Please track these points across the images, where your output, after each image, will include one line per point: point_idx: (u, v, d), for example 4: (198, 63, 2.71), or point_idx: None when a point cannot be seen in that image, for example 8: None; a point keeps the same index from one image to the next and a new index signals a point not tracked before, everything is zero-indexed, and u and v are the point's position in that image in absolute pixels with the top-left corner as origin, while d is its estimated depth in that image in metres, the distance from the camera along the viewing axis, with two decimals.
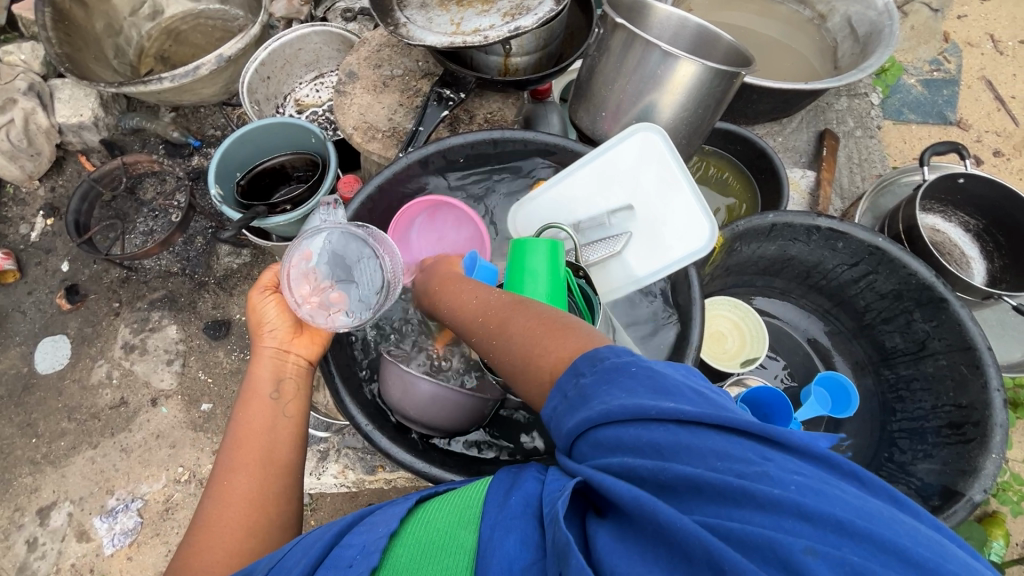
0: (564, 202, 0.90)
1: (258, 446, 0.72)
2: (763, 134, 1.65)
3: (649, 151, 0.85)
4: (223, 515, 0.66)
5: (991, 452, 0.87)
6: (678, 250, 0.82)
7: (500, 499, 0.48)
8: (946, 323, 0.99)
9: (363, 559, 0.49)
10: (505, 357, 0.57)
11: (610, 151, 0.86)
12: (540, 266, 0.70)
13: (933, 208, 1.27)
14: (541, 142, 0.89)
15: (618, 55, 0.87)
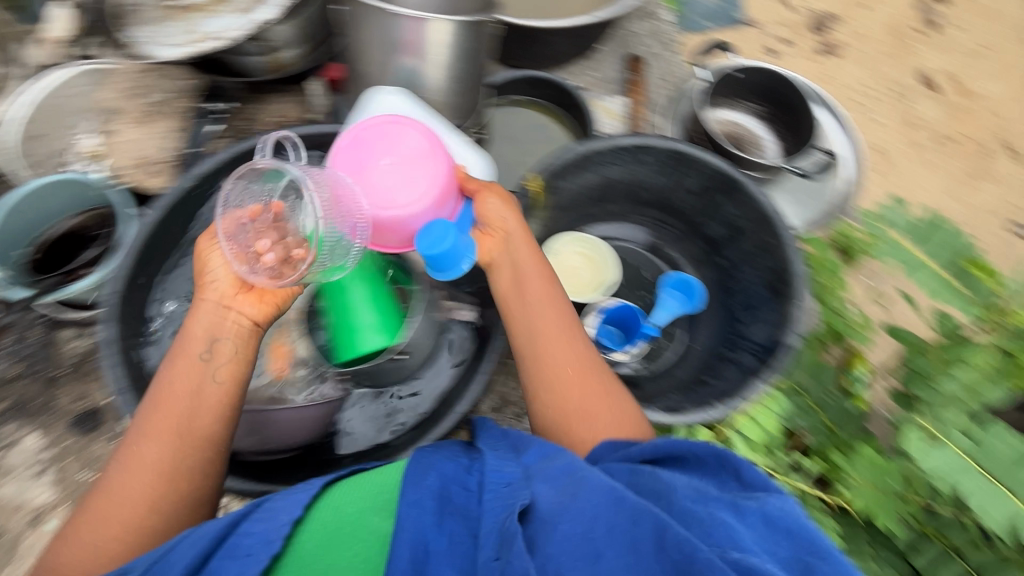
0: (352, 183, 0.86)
1: (172, 421, 0.78)
2: (578, 72, 1.71)
3: (398, 109, 0.90)
4: (138, 476, 0.76)
5: (797, 301, 1.01)
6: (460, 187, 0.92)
7: (418, 479, 0.73)
8: (745, 202, 1.11)
9: (260, 548, 0.65)
10: (587, 401, 0.84)
11: (363, 120, 0.88)
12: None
13: (723, 103, 1.38)
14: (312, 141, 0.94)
15: (368, 26, 0.85)
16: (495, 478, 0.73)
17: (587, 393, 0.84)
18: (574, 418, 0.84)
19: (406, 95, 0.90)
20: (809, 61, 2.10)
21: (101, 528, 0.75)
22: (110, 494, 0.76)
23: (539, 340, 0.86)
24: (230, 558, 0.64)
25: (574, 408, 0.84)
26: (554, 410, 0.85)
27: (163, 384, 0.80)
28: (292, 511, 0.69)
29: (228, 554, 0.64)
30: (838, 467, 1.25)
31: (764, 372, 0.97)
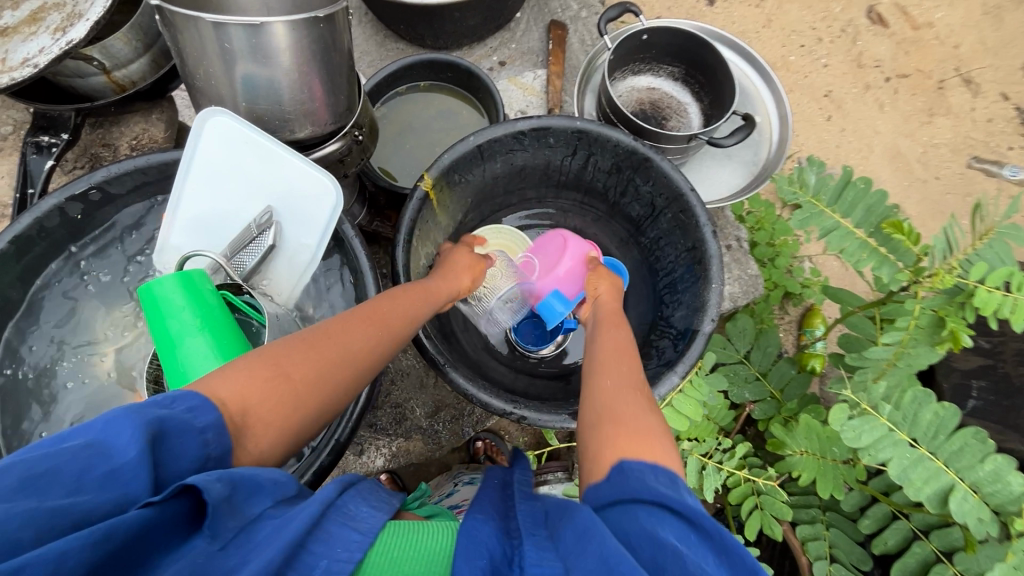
0: (190, 226, 0.82)
1: (363, 355, 0.70)
2: (496, 46, 1.60)
3: (229, 135, 0.82)
4: (285, 369, 0.61)
5: (712, 283, 0.95)
6: (317, 212, 0.84)
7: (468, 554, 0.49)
8: (658, 179, 1.04)
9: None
10: (609, 405, 0.73)
11: (197, 152, 0.81)
12: (177, 299, 0.70)
13: (641, 69, 1.29)
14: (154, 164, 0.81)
15: (190, 34, 0.75)
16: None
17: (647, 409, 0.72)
18: (618, 426, 0.67)
19: (238, 117, 0.82)
20: (749, 6, 1.99)
21: (238, 382, 0.57)
22: (264, 362, 0.60)
23: (608, 358, 0.85)
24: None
25: (636, 421, 0.68)
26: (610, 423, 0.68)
27: (376, 307, 0.76)
28: (350, 551, 0.48)
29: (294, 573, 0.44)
30: (780, 439, 1.21)
31: (679, 361, 0.92)
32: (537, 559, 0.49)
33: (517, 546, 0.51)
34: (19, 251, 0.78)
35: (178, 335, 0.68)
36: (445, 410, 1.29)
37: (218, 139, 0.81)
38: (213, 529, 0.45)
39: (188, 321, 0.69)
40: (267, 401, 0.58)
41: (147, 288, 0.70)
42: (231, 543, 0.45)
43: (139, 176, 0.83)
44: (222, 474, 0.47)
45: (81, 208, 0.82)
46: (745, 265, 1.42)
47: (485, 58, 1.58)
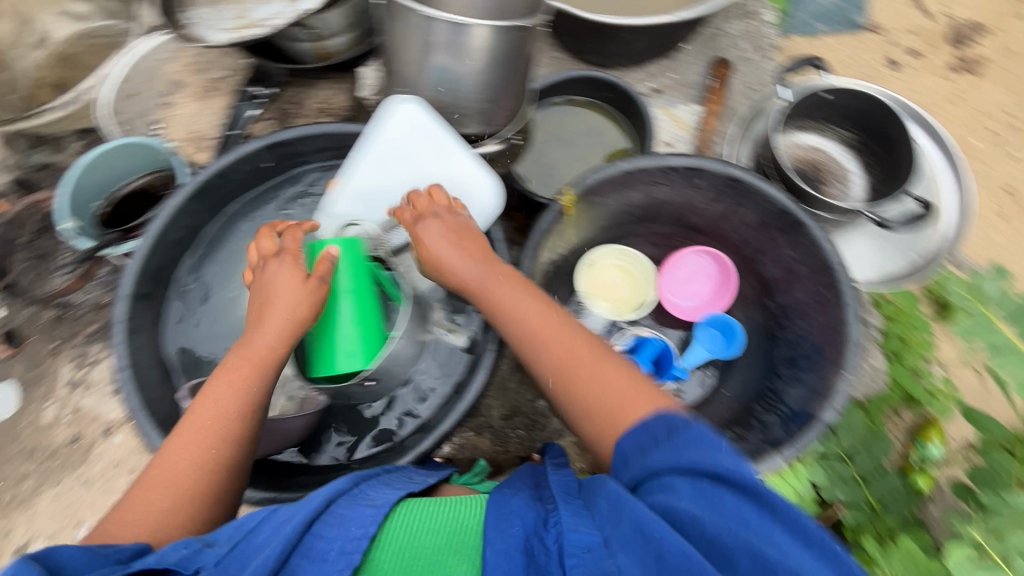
0: (357, 194, 0.91)
1: (221, 415, 0.72)
2: (655, 72, 1.58)
3: (413, 122, 0.89)
4: (169, 474, 0.70)
5: (844, 371, 0.87)
6: (469, 210, 0.91)
7: (502, 525, 0.66)
8: (806, 247, 0.98)
9: (340, 557, 0.62)
10: (586, 405, 0.76)
11: (381, 131, 0.89)
12: (339, 260, 0.85)
13: (809, 126, 1.22)
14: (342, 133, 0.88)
15: (401, 24, 0.81)
16: (573, 538, 0.61)
17: (622, 382, 0.75)
18: (611, 406, 0.74)
19: (425, 107, 0.88)
20: (939, 77, 1.81)
21: (135, 512, 0.67)
22: (141, 493, 0.68)
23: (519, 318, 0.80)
24: (312, 562, 0.61)
25: (603, 400, 0.74)
26: (587, 403, 0.76)
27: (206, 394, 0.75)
28: (365, 526, 0.65)
29: (304, 554, 0.61)
30: (871, 556, 1.10)
31: (788, 442, 0.87)
32: (575, 526, 0.63)
33: (552, 509, 0.67)
34: (216, 185, 0.88)
35: (329, 294, 0.84)
36: (519, 416, 1.30)
37: (402, 123, 0.88)
38: (203, 557, 0.61)
39: (342, 282, 0.84)
40: (156, 518, 0.67)
41: (314, 244, 0.85)
42: (226, 557, 0.61)
43: (325, 141, 0.91)
44: (188, 540, 0.63)
45: (271, 160, 0.91)
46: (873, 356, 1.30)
47: (642, 82, 1.57)
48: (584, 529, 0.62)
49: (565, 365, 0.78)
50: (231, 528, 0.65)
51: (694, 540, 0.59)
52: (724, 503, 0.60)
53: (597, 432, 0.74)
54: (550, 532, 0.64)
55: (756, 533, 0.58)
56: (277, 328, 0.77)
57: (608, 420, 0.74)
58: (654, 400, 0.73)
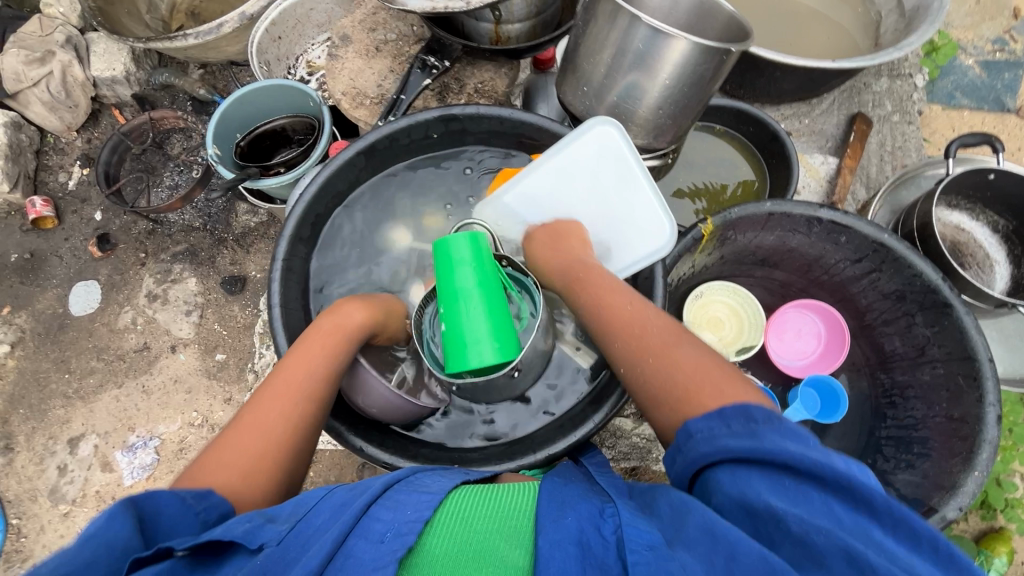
0: (530, 199, 0.93)
1: (298, 385, 0.75)
2: (788, 115, 1.54)
3: (610, 146, 0.90)
4: (244, 439, 0.68)
5: (975, 470, 0.82)
6: (639, 244, 0.90)
7: (556, 515, 0.57)
8: (948, 329, 0.93)
9: (396, 537, 0.54)
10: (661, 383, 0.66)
11: (572, 145, 0.89)
12: (464, 254, 0.82)
13: (959, 205, 1.17)
14: (517, 121, 0.90)
15: (604, 27, 0.81)
16: (635, 534, 0.52)
17: (703, 371, 0.65)
18: (690, 388, 0.63)
19: (622, 133, 0.88)
20: None
21: (210, 474, 0.64)
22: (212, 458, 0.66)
23: (604, 305, 0.77)
24: (368, 541, 0.53)
25: (679, 384, 0.64)
26: (670, 387, 0.65)
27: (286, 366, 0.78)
28: (420, 511, 0.59)
29: (362, 534, 0.54)
30: None
31: None
32: (635, 522, 0.54)
33: (608, 504, 0.60)
34: (384, 145, 0.91)
35: (462, 290, 0.79)
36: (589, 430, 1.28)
37: (601, 146, 0.89)
38: (265, 535, 0.55)
39: (467, 276, 0.80)
40: (236, 475, 0.65)
41: (442, 240, 0.83)
42: (285, 538, 0.55)
43: (495, 127, 0.94)
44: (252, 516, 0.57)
45: (438, 132, 0.94)
46: None
47: None
48: (644, 526, 0.53)
49: (648, 349, 0.69)
50: (292, 505, 0.61)
51: (782, 540, 0.48)
52: (808, 501, 0.50)
53: (663, 414, 0.65)
54: (607, 524, 0.56)
55: (852, 533, 0.47)
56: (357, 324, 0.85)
57: (681, 403, 0.63)
58: (737, 387, 0.62)
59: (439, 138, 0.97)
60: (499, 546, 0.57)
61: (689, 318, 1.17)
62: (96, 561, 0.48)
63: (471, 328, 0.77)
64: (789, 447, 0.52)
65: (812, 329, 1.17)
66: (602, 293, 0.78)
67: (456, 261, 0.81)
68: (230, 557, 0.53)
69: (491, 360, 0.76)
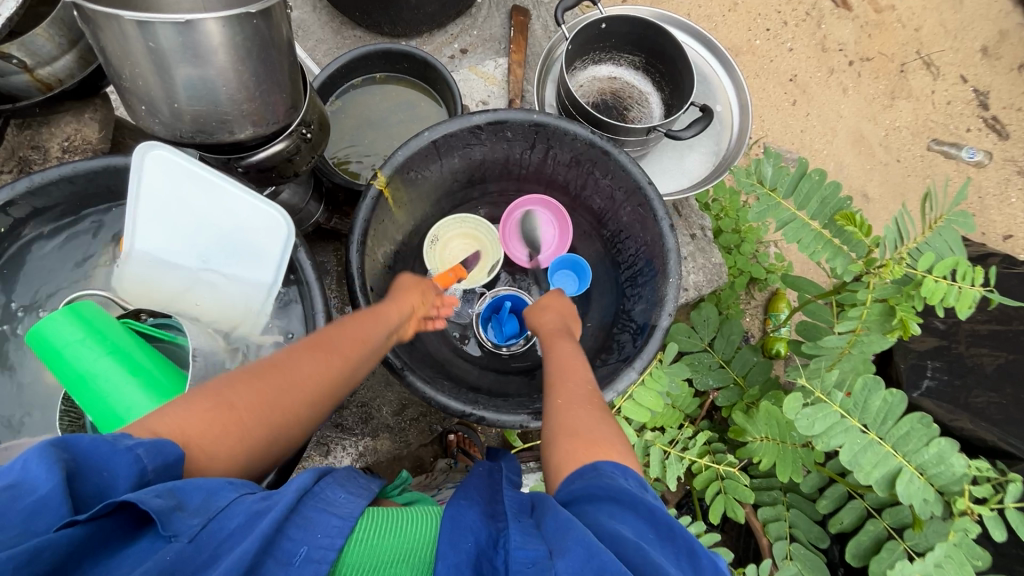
0: (147, 262, 0.81)
1: (325, 379, 0.71)
2: (457, 32, 1.56)
3: (174, 171, 0.80)
4: (234, 399, 0.62)
5: (670, 277, 0.95)
6: (267, 240, 0.83)
7: (455, 532, 0.55)
8: (616, 171, 1.03)
9: (301, 571, 0.48)
10: (564, 407, 0.78)
11: (140, 189, 0.79)
12: (70, 335, 0.67)
13: (601, 59, 1.28)
14: (85, 172, 0.77)
15: (113, 34, 0.71)
16: (519, 556, 0.52)
17: (591, 410, 0.77)
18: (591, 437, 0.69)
19: (178, 152, 0.80)
20: None
21: (205, 406, 0.60)
22: (263, 378, 0.65)
23: (564, 356, 0.91)
24: (276, 566, 0.48)
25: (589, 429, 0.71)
26: (560, 399, 0.79)
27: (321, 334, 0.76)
28: (332, 537, 0.52)
29: (270, 563, 0.48)
30: (741, 427, 1.24)
31: (634, 359, 0.92)
32: (523, 543, 0.53)
33: (502, 529, 0.57)
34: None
35: (87, 371, 0.66)
36: (411, 407, 1.29)
37: (150, 180, 0.79)
38: (177, 525, 0.47)
39: (88, 354, 0.66)
40: (198, 445, 0.57)
41: (35, 329, 0.67)
42: (198, 535, 0.47)
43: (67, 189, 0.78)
44: (161, 490, 0.49)
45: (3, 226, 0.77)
46: (709, 254, 1.50)
47: (446, 46, 1.55)
48: (531, 543, 0.53)
49: (577, 383, 0.83)
50: (202, 494, 0.51)
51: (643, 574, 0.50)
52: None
53: (562, 419, 0.75)
54: (500, 553, 0.54)
55: None
56: (358, 334, 0.78)
57: (559, 415, 0.76)
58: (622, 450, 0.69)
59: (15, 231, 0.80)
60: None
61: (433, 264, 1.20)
62: None
63: (120, 403, 0.65)
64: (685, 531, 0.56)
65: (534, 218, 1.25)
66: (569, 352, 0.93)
67: (67, 348, 0.66)
68: (126, 545, 0.46)
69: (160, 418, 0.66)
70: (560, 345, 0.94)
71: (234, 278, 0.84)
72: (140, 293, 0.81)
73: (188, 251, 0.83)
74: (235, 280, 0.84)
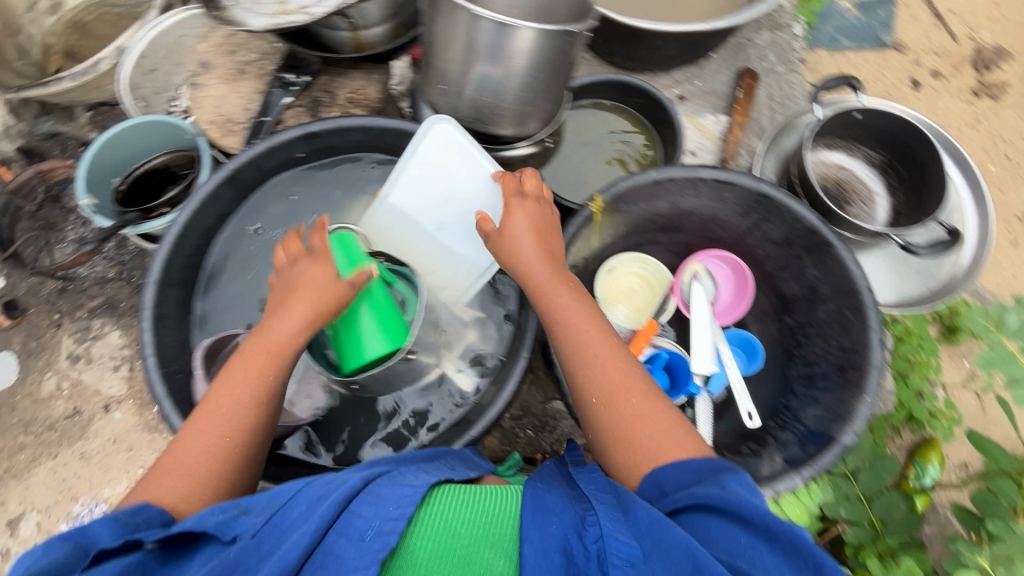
0: (394, 212, 0.94)
1: (253, 393, 0.74)
2: (681, 79, 1.57)
3: (449, 143, 0.91)
4: (191, 451, 0.70)
5: (866, 394, 0.87)
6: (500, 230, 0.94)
7: (541, 522, 0.63)
8: (832, 266, 0.98)
9: (377, 537, 0.57)
10: (613, 422, 0.77)
11: (416, 152, 0.91)
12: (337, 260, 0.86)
13: (836, 145, 1.22)
14: (381, 125, 0.88)
15: (447, 21, 0.80)
16: (615, 548, 0.59)
17: (646, 423, 0.75)
18: (654, 440, 0.74)
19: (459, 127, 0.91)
20: (960, 101, 1.83)
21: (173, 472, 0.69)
22: (205, 416, 0.72)
23: (569, 329, 0.82)
24: (349, 541, 0.56)
25: (645, 434, 0.75)
26: (595, 398, 0.79)
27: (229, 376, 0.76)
28: (402, 506, 0.61)
29: (341, 532, 0.57)
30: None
31: (802, 464, 0.86)
32: (616, 532, 0.61)
33: (589, 509, 0.65)
34: (248, 172, 0.87)
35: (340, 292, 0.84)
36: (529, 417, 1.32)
37: (428, 146, 0.90)
38: (239, 527, 0.60)
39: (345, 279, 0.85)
40: (186, 489, 0.68)
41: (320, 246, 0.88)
42: (259, 531, 0.59)
43: (361, 134, 0.90)
44: (224, 508, 0.62)
45: (301, 150, 0.90)
46: None
47: (667, 88, 1.56)
48: (625, 538, 0.60)
49: (603, 394, 0.78)
50: (267, 497, 0.64)
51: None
52: (761, 562, 0.58)
53: (629, 448, 0.75)
54: (590, 533, 0.61)
55: None
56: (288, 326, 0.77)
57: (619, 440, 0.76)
58: (686, 442, 0.73)
59: (308, 156, 0.93)
60: (485, 557, 0.61)
61: (602, 293, 1.17)
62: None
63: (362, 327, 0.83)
64: (756, 505, 0.61)
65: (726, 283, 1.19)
66: (573, 316, 0.82)
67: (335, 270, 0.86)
68: (202, 546, 0.59)
69: (383, 352, 0.84)
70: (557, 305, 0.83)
71: (458, 250, 0.96)
72: (379, 231, 0.94)
73: (429, 213, 0.94)
74: (450, 254, 0.96)
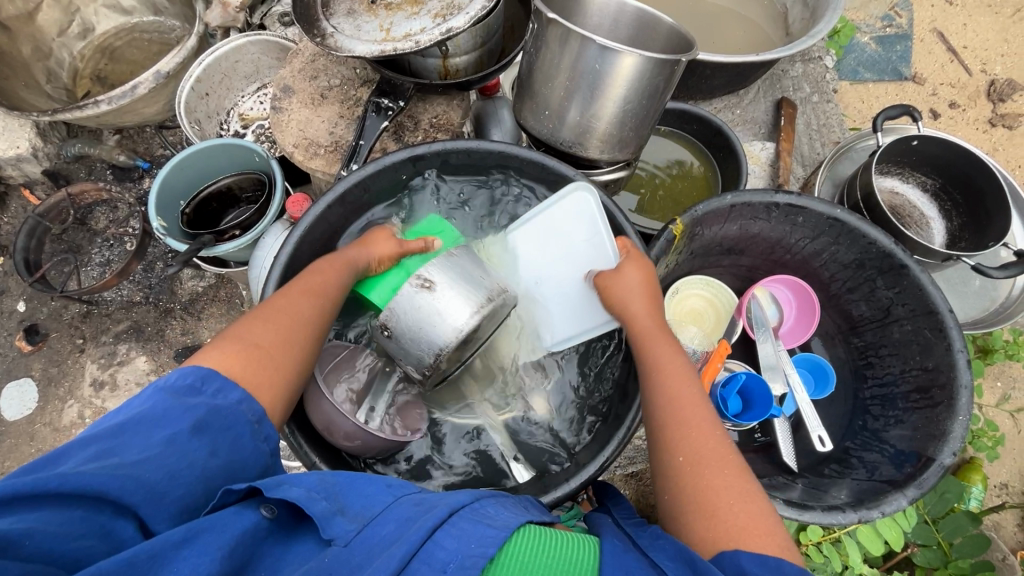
0: (507, 251, 1.00)
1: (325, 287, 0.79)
2: (721, 107, 1.62)
3: (583, 211, 0.93)
4: (258, 330, 0.70)
5: (958, 414, 0.90)
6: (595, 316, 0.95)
7: None
8: (908, 289, 0.99)
9: (459, 570, 0.49)
10: (702, 495, 0.64)
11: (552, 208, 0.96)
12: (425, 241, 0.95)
13: (890, 171, 1.27)
14: (484, 149, 0.90)
15: (556, 51, 0.82)
16: None
17: (746, 501, 0.63)
18: (738, 518, 0.61)
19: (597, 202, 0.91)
20: (977, 130, 1.90)
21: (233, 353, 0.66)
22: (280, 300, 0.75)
23: (669, 381, 0.75)
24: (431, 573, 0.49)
25: (730, 511, 0.62)
26: (683, 454, 0.68)
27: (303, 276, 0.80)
28: (483, 544, 0.51)
29: (422, 560, 0.50)
30: None
31: (903, 486, 0.89)
32: None
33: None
34: (355, 194, 0.89)
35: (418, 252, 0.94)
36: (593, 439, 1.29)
37: (564, 208, 0.95)
38: (336, 527, 0.54)
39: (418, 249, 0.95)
40: (245, 363, 0.66)
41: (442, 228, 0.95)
42: (354, 539, 0.53)
43: (463, 159, 0.93)
44: (328, 495, 0.57)
45: (404, 172, 0.92)
46: None
47: None
48: None
49: (705, 466, 0.67)
50: (362, 502, 0.58)
51: None
52: None
53: (708, 531, 0.62)
54: None
55: None
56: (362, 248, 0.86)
57: (710, 510, 0.63)
58: (775, 535, 0.60)
59: (408, 180, 0.95)
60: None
61: (671, 315, 1.17)
62: (180, 472, 0.55)
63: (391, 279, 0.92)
64: None
65: (792, 305, 1.21)
66: (672, 372, 0.76)
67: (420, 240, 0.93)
68: (300, 538, 0.55)
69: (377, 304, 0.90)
70: (662, 358, 0.78)
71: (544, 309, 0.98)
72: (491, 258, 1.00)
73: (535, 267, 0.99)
74: (536, 312, 0.98)
